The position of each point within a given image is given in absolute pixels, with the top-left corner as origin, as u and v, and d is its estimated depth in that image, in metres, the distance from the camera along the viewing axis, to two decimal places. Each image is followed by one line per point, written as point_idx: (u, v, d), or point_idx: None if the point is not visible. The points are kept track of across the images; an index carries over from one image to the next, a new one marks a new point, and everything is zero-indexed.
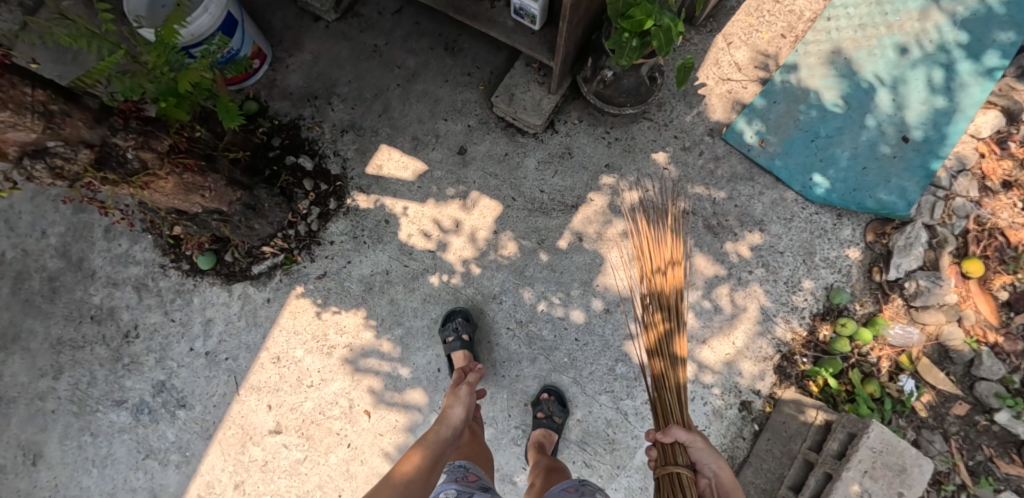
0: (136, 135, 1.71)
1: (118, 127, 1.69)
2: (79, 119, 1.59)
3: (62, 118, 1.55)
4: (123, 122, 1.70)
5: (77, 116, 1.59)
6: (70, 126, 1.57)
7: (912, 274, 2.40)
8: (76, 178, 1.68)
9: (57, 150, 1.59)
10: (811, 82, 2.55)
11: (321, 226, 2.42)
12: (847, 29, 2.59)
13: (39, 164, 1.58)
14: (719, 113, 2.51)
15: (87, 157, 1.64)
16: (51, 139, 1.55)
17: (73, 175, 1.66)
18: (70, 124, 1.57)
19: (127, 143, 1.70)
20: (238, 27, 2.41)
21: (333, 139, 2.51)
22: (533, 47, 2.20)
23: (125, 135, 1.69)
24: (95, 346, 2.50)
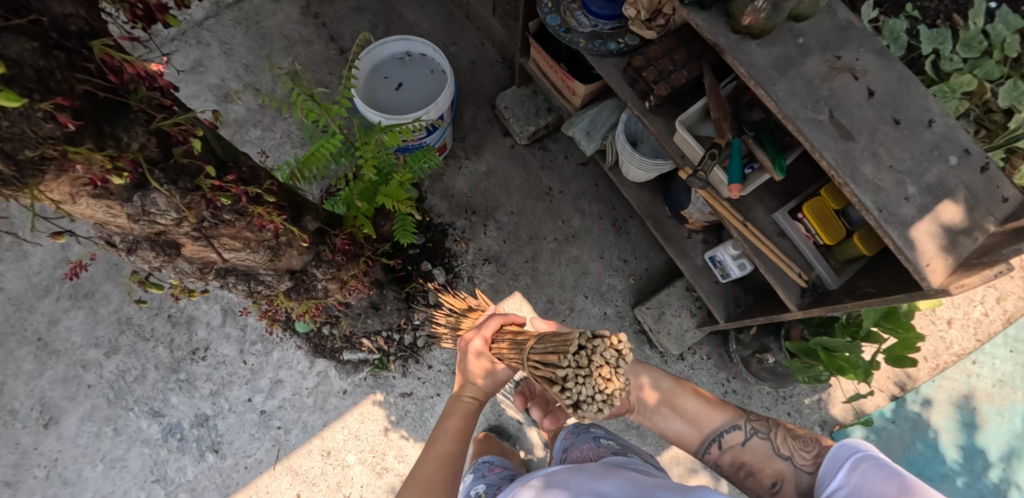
0: (335, 270, 1.80)
1: (325, 258, 1.78)
2: (297, 252, 1.65)
3: (286, 252, 1.61)
4: (330, 255, 1.78)
5: (296, 247, 1.64)
6: (288, 256, 1.63)
7: None
8: (266, 295, 1.78)
9: (264, 275, 1.68)
10: (930, 418, 2.57)
11: (426, 344, 2.38)
12: (987, 379, 2.60)
13: (245, 283, 1.66)
14: (838, 409, 2.51)
15: (286, 284, 1.74)
16: (268, 267, 1.62)
17: (265, 294, 1.75)
18: (288, 255, 1.62)
19: (324, 276, 1.79)
20: (440, 127, 2.25)
21: (473, 263, 2.46)
22: (711, 297, 2.15)
23: (326, 268, 1.78)
24: (158, 347, 2.48)
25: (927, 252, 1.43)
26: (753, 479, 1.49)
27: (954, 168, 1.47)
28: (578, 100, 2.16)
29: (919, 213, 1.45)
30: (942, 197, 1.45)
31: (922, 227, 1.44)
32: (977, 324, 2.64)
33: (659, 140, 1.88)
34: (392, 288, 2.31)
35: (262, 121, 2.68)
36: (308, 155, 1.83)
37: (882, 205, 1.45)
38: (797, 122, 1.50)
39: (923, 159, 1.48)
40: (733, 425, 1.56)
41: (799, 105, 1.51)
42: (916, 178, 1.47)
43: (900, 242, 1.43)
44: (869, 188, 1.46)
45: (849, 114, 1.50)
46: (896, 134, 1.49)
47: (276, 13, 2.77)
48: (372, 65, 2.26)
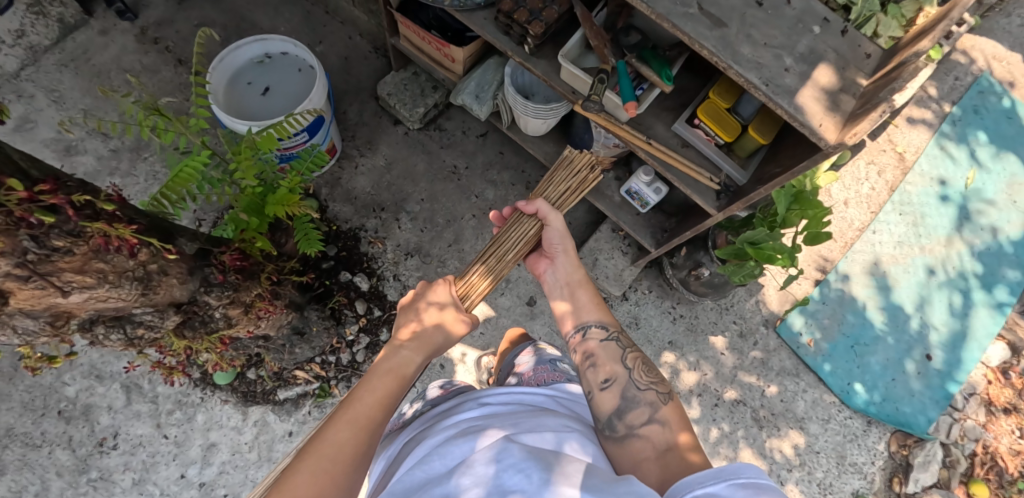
0: (231, 293, 1.44)
1: (215, 282, 1.41)
2: (176, 276, 1.29)
3: (160, 279, 1.25)
4: (220, 276, 1.42)
5: (174, 274, 1.29)
6: (165, 288, 1.27)
7: (928, 489, 2.48)
8: (151, 343, 1.40)
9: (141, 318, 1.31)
10: (854, 292, 2.68)
11: (367, 357, 2.20)
12: (888, 244, 2.76)
13: (117, 333, 1.29)
14: (774, 305, 2.57)
15: (172, 322, 1.36)
16: (140, 306, 1.25)
17: (149, 340, 1.38)
18: (165, 285, 1.27)
19: (218, 301, 1.42)
20: (325, 124, 2.14)
21: (394, 260, 2.31)
22: (637, 230, 2.12)
23: (220, 292, 1.41)
24: (56, 449, 2.12)
25: (817, 113, 1.32)
26: (592, 369, 1.41)
27: (820, 36, 1.39)
28: (459, 67, 2.07)
29: (801, 82, 1.34)
30: (816, 63, 1.36)
31: (807, 94, 1.33)
32: (870, 198, 2.82)
33: (547, 81, 1.75)
34: (313, 307, 2.10)
35: (119, 169, 2.40)
36: (175, 180, 1.57)
37: (767, 79, 1.32)
38: (671, 19, 1.33)
39: (791, 33, 1.37)
40: (601, 324, 1.47)
41: (670, 2, 1.35)
42: (790, 50, 1.36)
43: (789, 110, 1.31)
44: (751, 66, 1.32)
45: (717, 3, 1.37)
46: (761, 16, 1.37)
47: (108, 48, 2.55)
48: (230, 74, 2.09)
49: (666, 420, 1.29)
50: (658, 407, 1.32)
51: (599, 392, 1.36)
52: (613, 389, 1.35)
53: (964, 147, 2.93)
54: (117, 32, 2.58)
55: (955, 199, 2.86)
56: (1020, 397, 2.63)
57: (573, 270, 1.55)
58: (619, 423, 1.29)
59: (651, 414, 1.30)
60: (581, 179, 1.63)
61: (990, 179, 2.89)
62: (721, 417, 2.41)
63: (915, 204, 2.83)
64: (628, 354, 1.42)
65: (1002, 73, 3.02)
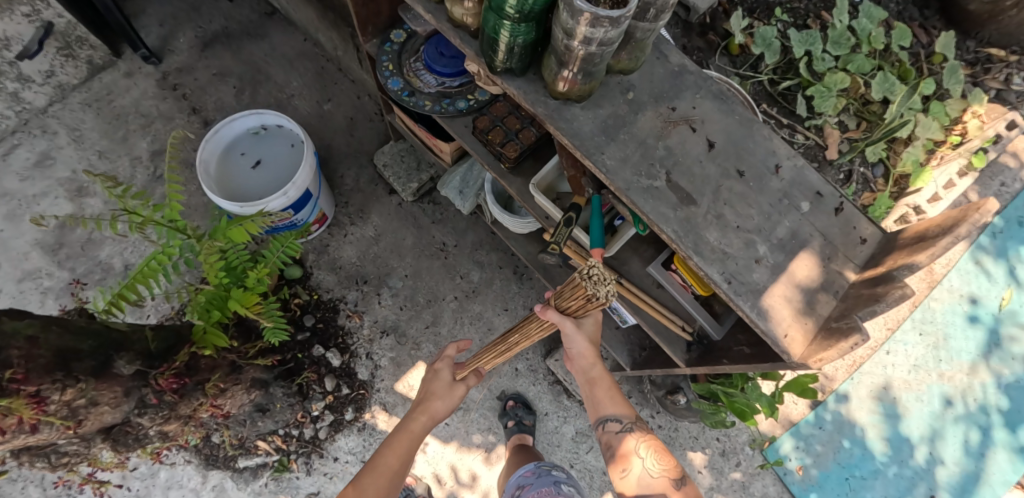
0: (165, 414, 1.44)
1: (150, 402, 1.41)
2: (106, 406, 1.31)
3: (86, 413, 1.27)
4: (156, 399, 1.41)
5: (106, 401, 1.31)
6: (94, 417, 1.30)
7: None
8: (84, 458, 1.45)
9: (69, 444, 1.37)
10: (855, 417, 2.49)
11: (329, 435, 2.19)
12: (901, 367, 2.56)
13: (46, 457, 1.35)
14: (765, 423, 2.42)
15: (101, 444, 1.41)
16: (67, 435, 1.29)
17: (84, 457, 1.42)
18: (93, 416, 1.30)
19: (152, 422, 1.43)
20: (312, 199, 2.18)
21: (370, 337, 2.29)
22: (613, 345, 2.02)
23: (153, 413, 1.42)
24: (28, 486, 2.17)
25: (784, 318, 1.14)
26: (612, 458, 1.52)
27: (807, 215, 1.21)
28: (447, 156, 2.03)
29: (773, 276, 1.16)
30: (795, 252, 1.18)
31: (777, 293, 1.15)
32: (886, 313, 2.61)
33: (521, 200, 1.66)
34: (279, 383, 2.11)
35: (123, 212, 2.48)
36: (139, 273, 1.64)
37: (730, 276, 1.15)
38: (628, 195, 1.19)
39: (773, 212, 1.21)
40: (617, 416, 1.52)
41: (631, 173, 1.20)
42: (765, 236, 1.19)
43: (752, 314, 1.13)
44: (714, 258, 1.16)
45: (688, 174, 1.22)
46: (742, 188, 1.22)
47: (129, 92, 2.63)
48: (225, 143, 2.12)
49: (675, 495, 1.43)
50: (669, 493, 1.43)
51: (620, 479, 1.50)
52: (631, 478, 1.48)
53: (1003, 263, 2.70)
54: (140, 76, 2.67)
55: (986, 321, 2.62)
56: None
57: (591, 367, 1.51)
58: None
59: None
60: (586, 304, 1.32)
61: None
62: None
63: (937, 323, 2.62)
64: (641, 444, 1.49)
65: None
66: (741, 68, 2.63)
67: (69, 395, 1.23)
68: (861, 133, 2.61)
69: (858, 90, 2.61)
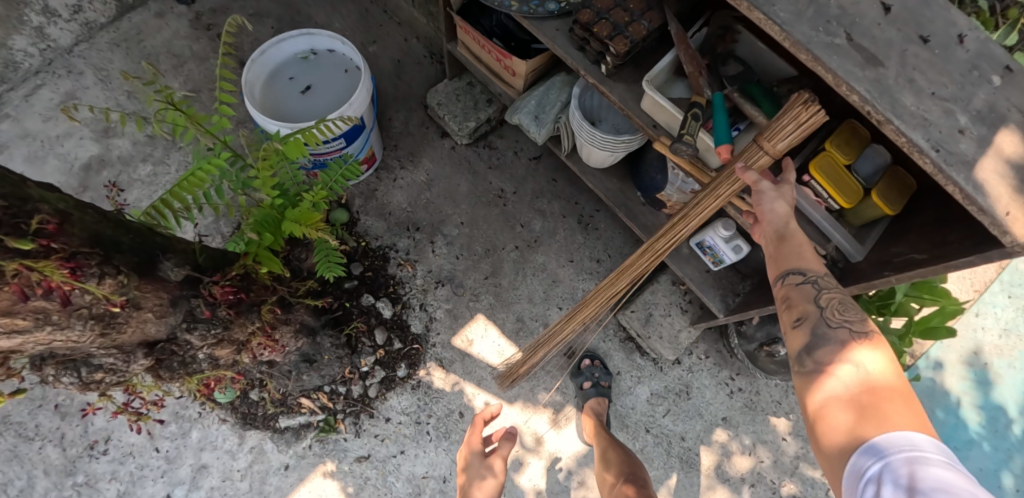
0: (219, 334, 1.22)
1: (201, 317, 1.20)
2: (150, 312, 1.08)
3: (127, 316, 1.04)
4: (209, 312, 1.20)
5: (149, 308, 1.08)
6: (135, 324, 1.06)
7: None
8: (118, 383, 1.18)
9: (101, 358, 1.11)
10: (945, 386, 2.30)
11: (380, 394, 1.97)
12: (992, 331, 2.38)
13: (69, 374, 1.09)
14: None
15: (143, 362, 1.15)
16: (100, 345, 1.04)
17: (114, 382, 1.17)
18: (136, 322, 1.06)
19: (202, 343, 1.21)
20: (364, 131, 1.98)
21: (423, 288, 2.09)
22: (703, 290, 1.82)
23: (204, 331, 1.20)
24: (47, 445, 1.97)
25: (1002, 196, 0.92)
26: (785, 307, 1.19)
27: (1002, 90, 0.97)
28: (520, 81, 1.85)
29: (980, 149, 0.94)
30: (998, 125, 0.95)
31: (989, 166, 0.93)
32: (972, 276, 2.45)
33: (622, 108, 1.48)
34: (327, 332, 1.90)
35: (152, 155, 2.29)
36: (185, 179, 1.40)
37: (938, 142, 0.94)
38: (811, 49, 1.00)
39: (964, 82, 0.97)
40: (800, 268, 1.19)
41: (810, 28, 1.01)
42: (962, 105, 0.96)
43: (968, 189, 0.92)
44: (916, 122, 0.95)
45: (869, 35, 1.01)
46: (926, 56, 0.99)
47: (160, 31, 2.44)
48: (271, 67, 1.94)
49: (860, 355, 1.09)
50: (851, 348, 1.10)
51: (789, 331, 1.18)
52: (804, 331, 1.16)
53: None
54: (172, 16, 2.47)
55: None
56: None
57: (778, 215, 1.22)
58: (807, 359, 1.13)
59: (845, 351, 1.10)
60: (797, 135, 1.18)
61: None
62: None
63: None
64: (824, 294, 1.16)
65: None
66: None
67: (108, 287, 0.97)
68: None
69: None
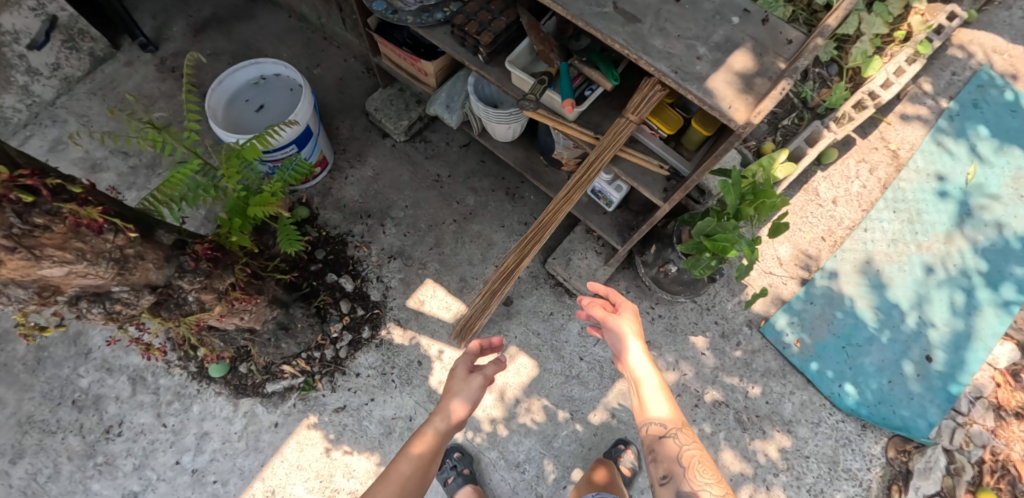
0: (203, 280, 1.61)
1: (189, 269, 1.58)
2: (151, 262, 1.48)
3: (135, 262, 1.43)
4: (194, 264, 1.59)
5: (150, 259, 1.48)
6: (141, 270, 1.46)
7: None
8: (130, 318, 1.57)
9: (119, 294, 1.49)
10: (845, 291, 2.62)
11: (350, 354, 2.31)
12: (881, 242, 2.72)
13: (97, 307, 1.48)
14: (759, 304, 2.55)
15: (148, 300, 1.53)
16: (118, 283, 1.44)
17: (128, 316, 1.55)
18: (141, 268, 1.46)
19: (191, 286, 1.59)
20: (312, 138, 2.35)
21: (378, 263, 2.44)
22: (604, 228, 2.19)
23: (192, 278, 1.58)
24: (67, 436, 2.25)
25: (728, 96, 1.32)
26: (653, 462, 1.55)
27: (738, 26, 1.40)
28: (432, 80, 2.23)
29: (713, 68, 1.35)
30: (732, 51, 1.38)
31: (719, 79, 1.33)
32: (860, 197, 2.79)
33: (500, 87, 1.86)
34: (298, 305, 2.24)
35: (136, 183, 2.63)
36: (166, 182, 1.76)
37: (676, 68, 1.33)
38: (584, 18, 1.37)
39: (708, 23, 1.40)
40: (663, 423, 1.57)
41: (584, 3, 1.39)
42: (704, 40, 1.38)
43: (699, 95, 1.31)
44: (661, 56, 1.34)
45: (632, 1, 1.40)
46: (678, 10, 1.41)
47: (132, 76, 2.78)
48: (229, 93, 2.30)
49: None
50: None
51: (659, 486, 1.54)
52: (670, 487, 1.51)
53: (963, 142, 2.93)
54: (140, 63, 2.82)
55: (955, 195, 2.84)
56: None
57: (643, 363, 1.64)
58: None
59: None
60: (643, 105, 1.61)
61: (993, 174, 2.89)
62: (702, 418, 2.37)
63: (909, 201, 2.81)
64: (684, 453, 1.52)
65: (1003, 66, 3.05)
66: None
67: (122, 239, 1.39)
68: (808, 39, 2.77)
69: None
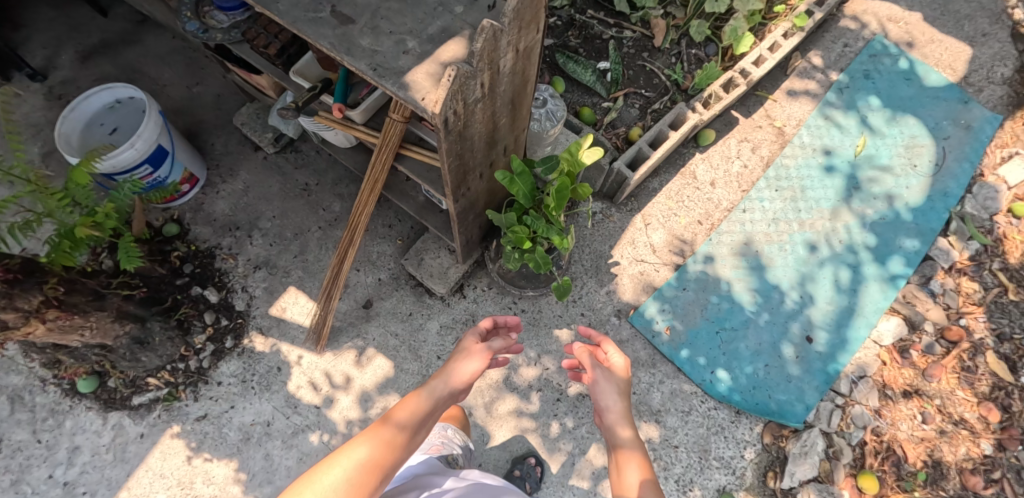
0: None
1: None
2: None
3: None
4: None
5: None
6: None
7: (806, 484, 2.29)
8: None
9: None
10: (720, 274, 2.56)
11: (212, 364, 2.37)
12: (761, 223, 2.65)
13: None
14: (628, 294, 2.51)
15: None
16: None
17: None
18: None
19: None
20: (168, 156, 2.42)
21: (244, 273, 2.49)
22: (440, 227, 2.19)
23: None
24: None
25: (424, 86, 1.33)
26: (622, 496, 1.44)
27: (459, 15, 1.42)
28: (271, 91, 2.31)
29: (418, 61, 1.36)
30: (445, 41, 1.38)
31: (423, 70, 1.35)
32: (739, 178, 2.72)
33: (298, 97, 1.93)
34: (157, 319, 2.29)
35: None
36: None
37: (376, 65, 1.35)
38: (297, 26, 1.41)
39: (426, 16, 1.41)
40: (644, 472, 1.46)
41: (299, 11, 1.42)
42: (417, 34, 1.39)
43: (394, 89, 1.33)
44: (363, 54, 1.36)
45: (351, 3, 1.43)
46: (398, 6, 1.43)
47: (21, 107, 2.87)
48: (84, 119, 2.36)
49: None
50: None
51: None
52: None
53: (853, 115, 2.84)
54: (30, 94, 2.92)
55: (842, 169, 2.75)
56: (922, 379, 2.44)
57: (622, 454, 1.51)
58: None
59: None
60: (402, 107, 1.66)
61: (884, 145, 2.80)
62: (564, 412, 2.35)
63: (793, 179, 2.73)
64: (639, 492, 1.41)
65: (898, 34, 2.95)
66: None
67: None
68: (685, 16, 2.82)
69: None
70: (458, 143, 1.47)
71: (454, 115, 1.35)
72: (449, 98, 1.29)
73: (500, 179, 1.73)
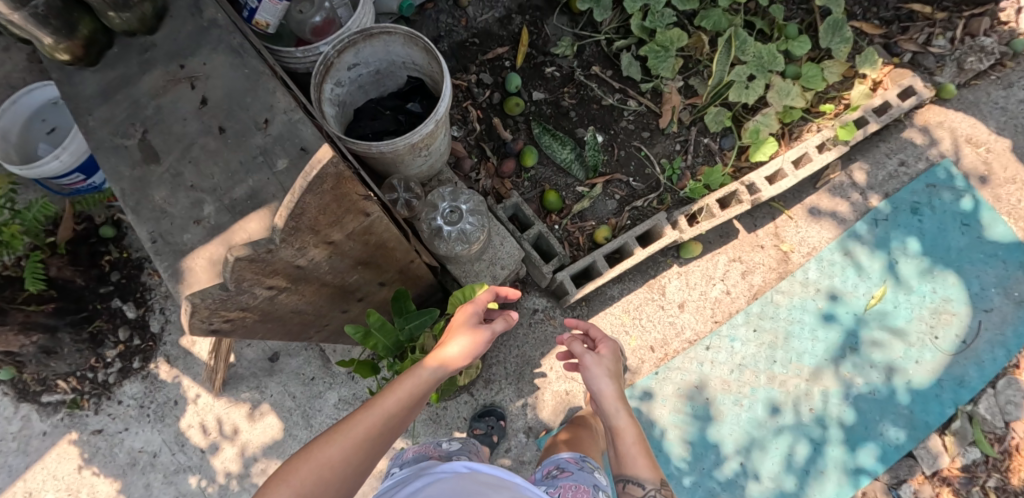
0: None
1: None
2: None
3: None
4: None
5: None
6: None
7: None
8: None
9: None
10: (657, 416, 2.24)
11: (118, 381, 2.38)
12: (722, 366, 2.28)
13: None
14: (545, 412, 2.27)
15: None
16: None
17: None
18: None
19: None
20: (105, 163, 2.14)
21: (166, 294, 2.43)
22: None
23: None
24: None
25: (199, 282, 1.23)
26: None
27: (278, 173, 1.27)
28: None
29: (206, 238, 1.25)
30: (246, 213, 1.25)
31: (204, 254, 1.24)
32: (715, 305, 2.33)
33: None
34: (68, 330, 2.27)
35: None
36: None
37: (156, 235, 1.25)
38: (96, 153, 1.30)
39: (240, 169, 1.27)
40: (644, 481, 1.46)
41: (107, 133, 1.32)
42: (216, 197, 1.26)
43: (164, 274, 1.24)
44: (149, 216, 1.26)
45: (167, 132, 1.31)
46: (216, 145, 1.29)
47: None
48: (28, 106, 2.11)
49: None
50: None
51: None
52: None
53: (880, 256, 2.36)
54: None
55: (844, 321, 2.30)
56: None
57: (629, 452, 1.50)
58: None
59: None
60: None
61: (906, 302, 2.31)
62: None
63: (779, 321, 2.31)
64: None
65: (972, 162, 2.40)
66: (579, 27, 2.45)
67: None
68: (705, 98, 2.37)
69: (702, 51, 2.40)
70: (264, 321, 1.30)
71: (229, 319, 1.18)
72: (204, 319, 1.12)
73: (352, 334, 1.56)
